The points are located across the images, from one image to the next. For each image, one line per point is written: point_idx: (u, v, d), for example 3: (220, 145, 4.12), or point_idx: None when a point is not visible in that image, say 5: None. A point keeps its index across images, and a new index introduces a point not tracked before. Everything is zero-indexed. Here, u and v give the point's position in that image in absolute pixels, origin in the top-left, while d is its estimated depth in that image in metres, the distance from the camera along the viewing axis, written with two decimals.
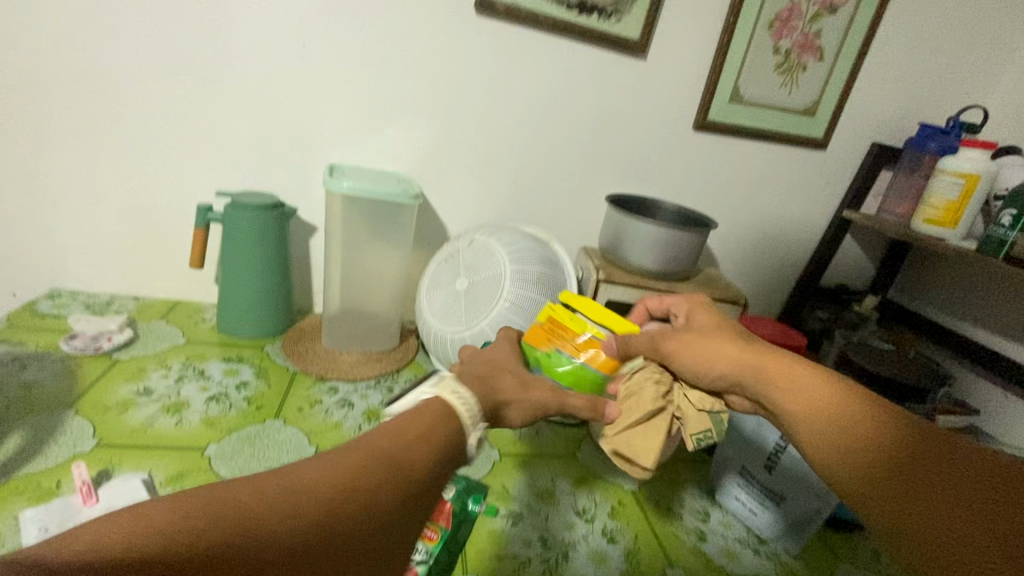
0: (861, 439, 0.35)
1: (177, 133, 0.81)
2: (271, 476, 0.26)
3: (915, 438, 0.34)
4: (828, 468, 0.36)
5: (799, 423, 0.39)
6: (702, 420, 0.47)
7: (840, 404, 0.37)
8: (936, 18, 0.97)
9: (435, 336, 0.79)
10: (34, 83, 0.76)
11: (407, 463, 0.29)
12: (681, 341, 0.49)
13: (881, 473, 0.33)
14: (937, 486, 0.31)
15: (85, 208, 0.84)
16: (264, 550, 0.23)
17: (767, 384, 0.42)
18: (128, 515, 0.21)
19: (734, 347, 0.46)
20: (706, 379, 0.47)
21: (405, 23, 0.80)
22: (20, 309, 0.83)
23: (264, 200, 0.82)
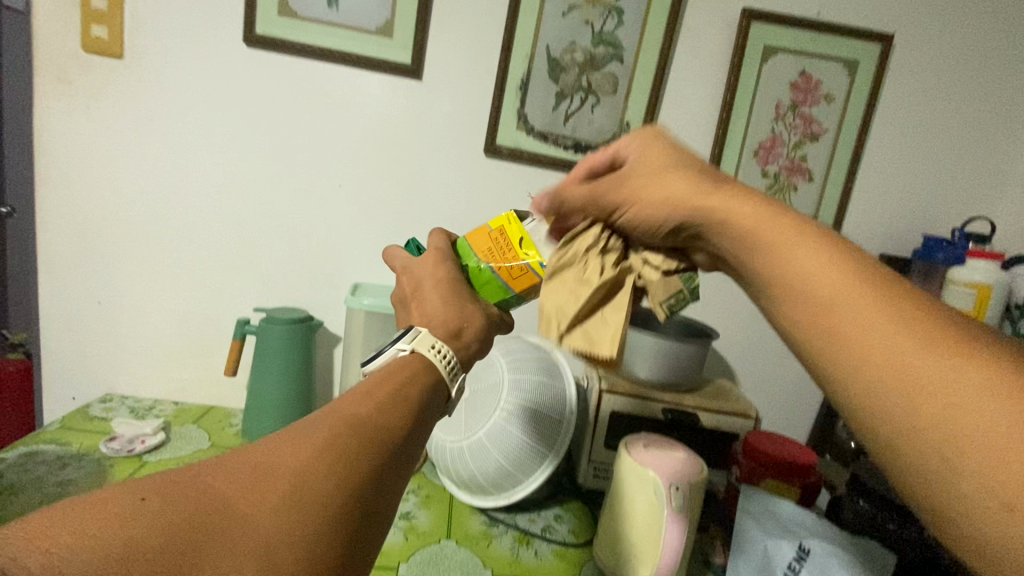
0: (858, 324, 0.36)
1: (225, 258, 0.95)
2: (250, 451, 0.32)
3: (913, 323, 0.34)
4: (837, 352, 0.36)
5: (790, 300, 0.40)
6: (668, 281, 0.50)
7: (862, 292, 0.37)
8: (923, 140, 1.01)
9: (436, 445, 0.83)
10: (119, 221, 0.92)
11: (376, 418, 0.36)
12: (638, 193, 0.48)
13: (879, 361, 0.34)
14: (934, 373, 0.32)
15: (144, 322, 0.96)
16: (255, 503, 0.29)
17: (758, 257, 0.43)
18: (131, 491, 0.28)
19: (691, 199, 0.46)
20: (658, 222, 0.48)
21: (422, 165, 0.93)
22: (74, 412, 0.93)
23: (293, 314, 0.91)
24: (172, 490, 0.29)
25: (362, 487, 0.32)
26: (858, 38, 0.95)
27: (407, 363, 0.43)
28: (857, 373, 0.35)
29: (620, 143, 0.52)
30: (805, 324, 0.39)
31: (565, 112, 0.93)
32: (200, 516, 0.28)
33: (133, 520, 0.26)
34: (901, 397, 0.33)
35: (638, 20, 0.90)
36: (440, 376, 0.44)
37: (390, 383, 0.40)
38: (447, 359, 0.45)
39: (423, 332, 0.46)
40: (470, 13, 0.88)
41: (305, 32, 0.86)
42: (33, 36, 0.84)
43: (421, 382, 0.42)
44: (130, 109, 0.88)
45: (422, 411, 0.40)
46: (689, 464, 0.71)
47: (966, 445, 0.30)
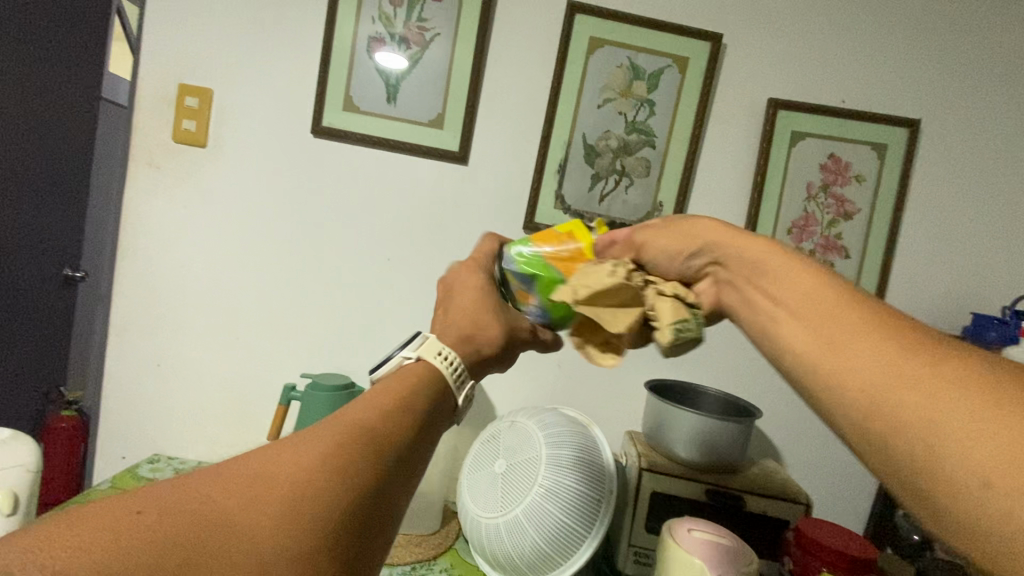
0: (826, 315, 0.40)
1: (277, 326, 1.00)
2: (250, 460, 0.34)
3: (870, 312, 0.38)
4: (809, 345, 0.40)
5: (773, 307, 0.44)
6: (680, 309, 0.51)
7: (829, 293, 0.41)
8: (960, 219, 1.02)
9: (471, 521, 0.81)
10: (185, 289, 1.00)
11: (375, 431, 0.36)
12: (661, 227, 0.56)
13: (844, 340, 0.37)
14: (888, 351, 0.35)
15: (196, 385, 1.01)
16: (245, 516, 0.31)
17: (760, 273, 0.47)
18: (132, 502, 0.31)
19: (710, 229, 0.54)
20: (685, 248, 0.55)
21: (464, 240, 0.99)
22: (123, 472, 0.96)
23: (337, 381, 0.94)
24: (173, 501, 0.31)
25: (350, 498, 0.33)
26: (884, 123, 0.99)
27: (410, 374, 0.42)
28: (839, 381, 0.36)
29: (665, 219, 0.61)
30: (793, 335, 0.41)
31: (600, 192, 0.98)
32: (194, 529, 0.30)
33: (132, 534, 0.29)
34: (878, 389, 0.34)
35: (669, 111, 0.97)
36: (446, 385, 0.42)
37: (399, 389, 0.40)
38: (453, 367, 0.43)
39: (429, 339, 0.45)
40: (513, 106, 0.97)
41: (366, 124, 0.96)
42: (132, 129, 0.96)
43: (428, 392, 0.41)
44: (207, 190, 0.98)
45: (427, 420, 0.40)
46: (734, 553, 0.69)
47: (923, 413, 0.31)
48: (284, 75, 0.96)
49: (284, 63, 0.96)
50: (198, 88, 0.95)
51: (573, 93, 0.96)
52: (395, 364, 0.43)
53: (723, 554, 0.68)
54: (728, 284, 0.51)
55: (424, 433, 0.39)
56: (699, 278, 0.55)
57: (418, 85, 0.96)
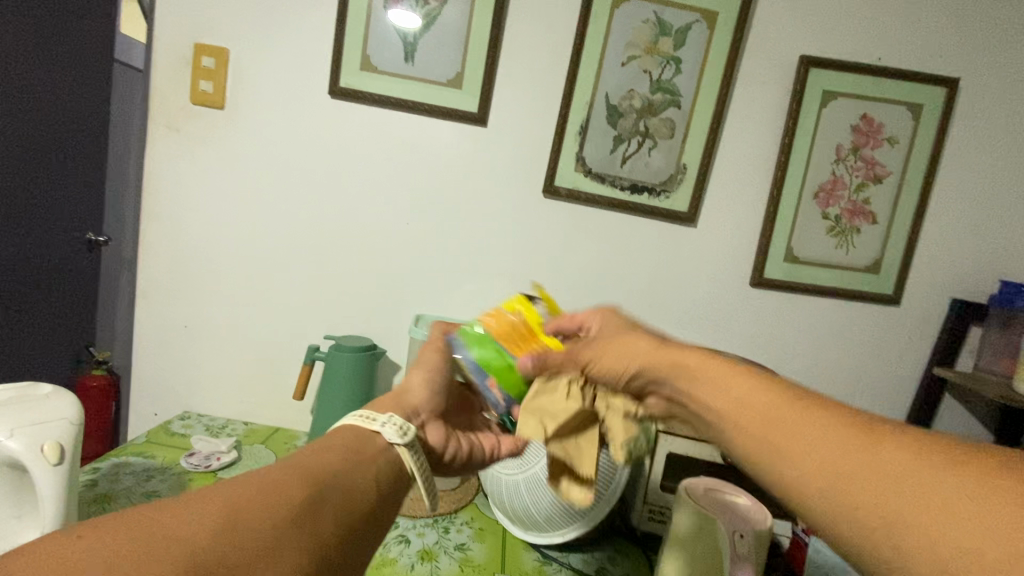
0: (773, 427, 0.37)
1: (300, 290, 1.02)
2: (184, 494, 0.34)
3: (819, 417, 0.36)
4: (771, 463, 0.37)
5: (723, 419, 0.42)
6: (631, 425, 0.58)
7: (776, 399, 0.39)
8: (997, 183, 0.98)
9: (492, 477, 0.86)
10: (208, 252, 1.01)
11: (310, 467, 0.41)
12: (598, 347, 0.56)
13: (804, 454, 0.35)
14: (854, 463, 0.32)
15: (222, 346, 1.04)
16: (194, 528, 0.31)
17: (687, 377, 0.47)
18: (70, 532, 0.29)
19: (644, 345, 0.53)
20: (624, 368, 0.53)
21: (483, 204, 0.98)
22: (157, 427, 1.00)
23: (360, 343, 0.95)
24: (116, 525, 0.30)
25: (293, 516, 0.35)
26: (923, 83, 0.95)
27: (338, 431, 0.48)
28: (816, 499, 0.34)
29: (604, 317, 0.61)
30: (742, 447, 0.39)
31: (622, 155, 0.96)
32: (144, 540, 0.29)
33: (74, 554, 0.27)
34: (840, 492, 0.32)
35: (695, 70, 0.94)
36: (369, 430, 0.49)
37: (323, 444, 0.46)
38: (403, 429, 0.50)
39: (356, 416, 0.51)
40: (533, 65, 0.94)
41: (383, 84, 0.95)
42: (151, 91, 0.96)
43: (358, 436, 0.48)
44: (227, 154, 0.98)
45: (359, 465, 0.44)
46: (749, 512, 0.71)
47: (914, 524, 0.29)
48: (300, 34, 0.94)
49: (300, 22, 0.94)
50: (215, 48, 0.94)
51: (596, 52, 0.93)
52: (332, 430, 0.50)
53: (738, 513, 0.70)
54: (672, 404, 0.50)
55: (352, 461, 0.44)
56: (646, 394, 0.54)
57: (436, 43, 0.94)
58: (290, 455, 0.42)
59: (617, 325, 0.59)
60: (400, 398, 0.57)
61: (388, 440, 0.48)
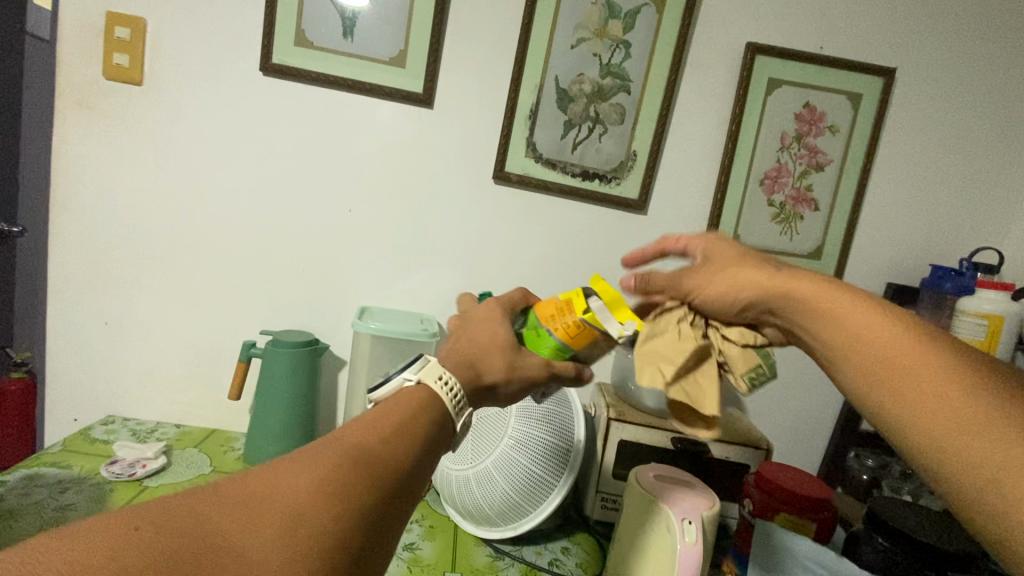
0: (906, 379, 0.39)
1: (235, 282, 0.95)
2: (246, 482, 0.34)
3: (958, 377, 0.38)
4: (898, 408, 0.39)
5: (852, 363, 0.42)
6: (752, 355, 0.53)
7: (918, 347, 0.40)
8: (928, 172, 1.02)
9: (442, 473, 0.83)
10: (130, 242, 0.93)
11: (374, 456, 0.38)
12: (702, 278, 0.54)
13: (932, 409, 0.38)
14: (995, 427, 0.35)
15: (149, 344, 0.96)
16: (250, 537, 0.31)
17: (813, 320, 0.46)
18: (128, 517, 0.30)
19: (759, 272, 0.51)
20: (736, 300, 0.52)
21: (430, 190, 0.94)
22: (76, 434, 0.92)
23: (301, 338, 0.90)
24: (168, 518, 0.30)
25: (348, 522, 0.34)
26: (861, 73, 0.97)
27: (415, 397, 0.45)
28: (942, 451, 0.37)
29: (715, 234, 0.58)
30: (868, 391, 0.41)
31: (573, 140, 0.94)
32: (197, 547, 0.29)
33: (129, 547, 0.28)
34: (977, 456, 0.35)
35: (645, 54, 0.92)
36: (445, 410, 0.45)
37: (404, 412, 0.43)
38: (453, 393, 0.46)
39: (431, 362, 0.48)
40: (481, 45, 0.91)
41: (320, 62, 0.89)
42: (56, 64, 0.86)
43: (423, 407, 0.44)
44: (148, 135, 0.89)
45: (421, 445, 0.41)
46: (699, 496, 0.70)
47: None
48: (227, 5, 0.87)
49: None
50: (129, 17, 0.86)
51: (545, 34, 0.90)
52: (398, 386, 0.47)
53: (688, 497, 0.70)
54: (789, 331, 0.49)
55: (413, 440, 0.41)
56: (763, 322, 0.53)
57: (377, 20, 0.88)
58: (350, 423, 0.41)
59: (719, 245, 0.56)
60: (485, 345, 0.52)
61: (447, 411, 0.45)
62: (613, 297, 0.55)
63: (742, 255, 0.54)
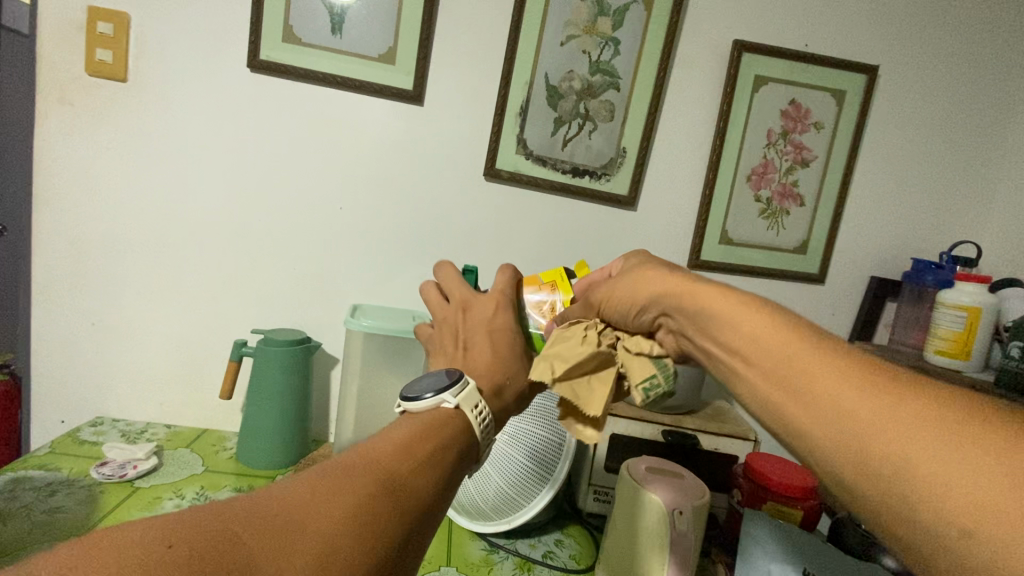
0: (793, 370, 0.42)
1: (225, 281, 0.94)
2: (278, 502, 0.34)
3: (839, 366, 0.40)
4: (788, 400, 0.41)
5: (745, 359, 0.45)
6: (647, 364, 0.56)
7: (798, 342, 0.43)
8: (910, 168, 1.04)
9: None
10: (116, 241, 0.91)
11: (404, 483, 0.39)
12: (608, 288, 0.59)
13: (812, 397, 0.40)
14: (867, 408, 0.37)
15: (137, 344, 0.95)
16: (285, 563, 0.31)
17: (709, 321, 0.49)
18: (161, 535, 0.30)
19: (661, 278, 0.55)
20: (644, 306, 0.55)
21: (421, 187, 0.94)
22: (64, 436, 0.91)
23: (293, 336, 0.90)
24: (199, 538, 0.30)
25: (374, 556, 0.34)
26: (845, 70, 0.99)
27: (446, 423, 0.47)
28: (820, 436, 0.39)
29: (630, 257, 0.62)
30: (758, 385, 0.44)
31: (563, 137, 0.95)
32: (230, 569, 0.29)
33: (163, 566, 0.28)
34: (850, 436, 0.37)
35: (633, 51, 0.93)
36: (474, 434, 0.48)
37: (431, 440, 0.44)
38: (482, 418, 0.49)
39: (469, 386, 0.50)
40: (470, 42, 0.91)
41: (309, 59, 0.88)
42: (37, 60, 0.85)
43: (445, 433, 0.46)
44: (133, 133, 0.88)
45: (446, 473, 0.43)
46: (690, 487, 0.72)
47: (911, 473, 0.34)
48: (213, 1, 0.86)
49: None
50: (111, 12, 0.84)
51: (534, 31, 0.91)
52: (435, 405, 0.48)
53: (679, 489, 0.71)
54: (683, 334, 0.53)
55: (436, 466, 0.42)
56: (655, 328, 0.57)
57: (366, 16, 0.88)
58: (376, 444, 0.42)
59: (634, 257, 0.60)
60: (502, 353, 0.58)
61: (470, 426, 0.48)
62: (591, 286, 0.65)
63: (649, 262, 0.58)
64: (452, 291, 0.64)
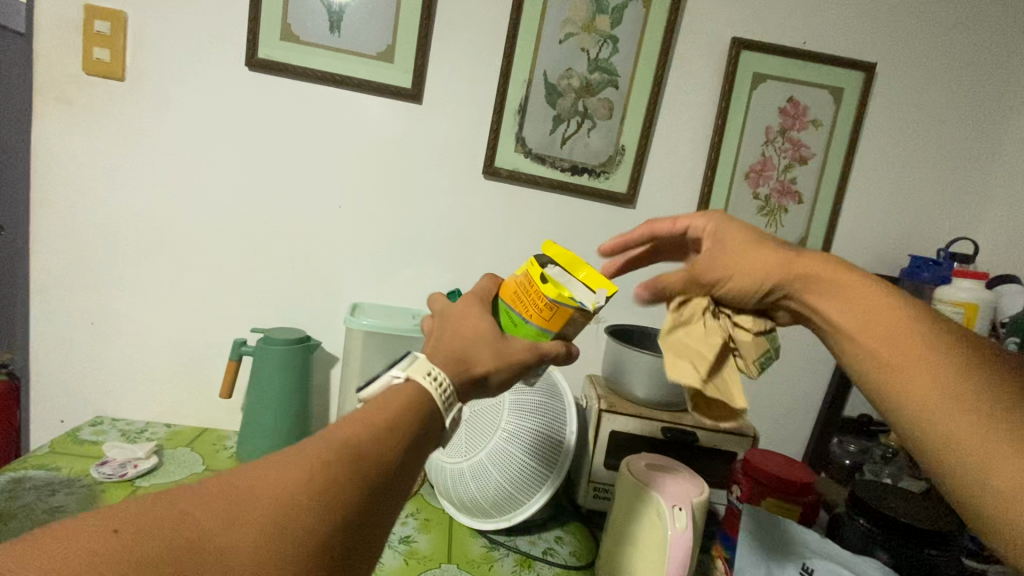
0: (909, 351, 0.42)
1: (224, 280, 0.94)
2: (232, 479, 0.34)
3: (954, 354, 0.41)
4: (897, 381, 0.42)
5: (856, 340, 0.45)
6: (762, 341, 0.54)
7: (918, 326, 0.43)
8: (908, 165, 1.05)
9: (436, 466, 0.84)
10: (115, 240, 0.91)
11: (358, 452, 0.37)
12: (720, 262, 0.54)
13: (926, 379, 0.41)
14: (985, 401, 0.38)
15: (137, 342, 0.95)
16: (229, 543, 0.31)
17: (823, 302, 0.48)
18: (108, 520, 0.31)
19: (775, 257, 0.51)
20: (760, 286, 0.51)
21: (419, 185, 0.94)
22: (64, 435, 0.91)
23: (293, 335, 0.90)
24: (147, 519, 0.31)
25: (331, 522, 0.34)
26: (843, 67, 0.99)
27: (404, 391, 0.43)
28: (929, 421, 0.40)
29: (726, 217, 0.56)
30: (866, 362, 0.44)
31: (562, 135, 0.95)
32: (173, 550, 0.30)
33: (103, 552, 0.29)
34: (965, 425, 0.38)
35: (632, 49, 0.93)
36: (436, 403, 0.43)
37: (394, 403, 0.42)
38: (442, 387, 0.44)
39: (420, 358, 0.46)
40: (470, 39, 0.90)
41: (307, 57, 0.88)
42: (34, 60, 0.84)
43: (411, 396, 0.43)
44: (132, 132, 0.88)
45: (410, 439, 0.41)
46: (689, 483, 0.72)
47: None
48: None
49: None
50: (109, 10, 0.84)
51: (533, 29, 0.91)
52: (386, 383, 0.45)
53: (680, 486, 0.71)
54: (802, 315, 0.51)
55: (399, 432, 0.40)
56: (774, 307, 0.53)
57: (364, 14, 0.88)
58: (339, 415, 0.41)
59: (737, 224, 0.55)
60: (464, 339, 0.50)
61: (430, 398, 0.43)
62: (568, 260, 0.57)
63: (762, 236, 0.53)
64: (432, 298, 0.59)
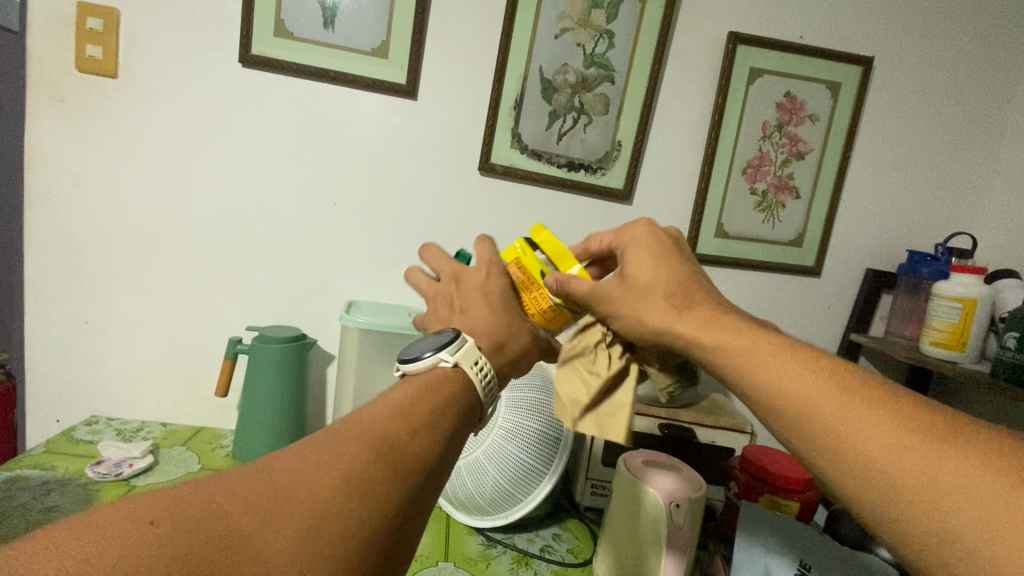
0: (819, 421, 0.41)
1: (219, 278, 0.94)
2: (270, 474, 0.34)
3: (864, 417, 0.39)
4: (819, 454, 0.41)
5: (771, 411, 0.44)
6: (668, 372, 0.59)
7: (822, 392, 0.42)
8: (905, 160, 1.04)
9: None
10: (109, 239, 0.91)
11: (399, 449, 0.38)
12: (622, 303, 0.55)
13: (841, 452, 0.39)
14: (904, 468, 0.36)
15: (133, 340, 0.95)
16: (272, 540, 0.30)
17: (729, 363, 0.48)
18: (144, 512, 0.29)
19: (671, 308, 0.52)
20: (649, 336, 0.53)
21: (415, 182, 0.94)
22: (59, 435, 0.91)
23: (289, 333, 0.90)
24: (184, 513, 0.29)
25: (373, 522, 0.34)
26: (840, 62, 0.98)
27: (442, 384, 0.45)
28: (857, 497, 0.38)
29: (629, 253, 0.56)
30: (787, 433, 0.43)
31: (558, 131, 0.94)
32: (216, 546, 0.29)
33: (144, 545, 0.27)
34: (890, 498, 0.37)
35: (628, 44, 0.93)
36: (472, 393, 0.47)
37: (427, 402, 0.43)
38: (485, 376, 0.48)
39: (467, 343, 0.49)
40: (465, 35, 0.90)
41: (300, 53, 0.87)
42: (26, 58, 0.84)
43: (445, 393, 0.44)
44: (124, 129, 0.87)
45: (446, 438, 0.41)
46: (688, 482, 0.72)
47: (957, 535, 0.34)
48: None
49: None
50: (101, 7, 0.83)
51: (529, 22, 0.90)
52: (432, 365, 0.47)
53: (676, 483, 0.70)
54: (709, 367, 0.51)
55: (433, 433, 0.41)
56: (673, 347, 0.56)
57: (358, 10, 0.87)
58: (374, 411, 0.40)
59: (643, 258, 0.55)
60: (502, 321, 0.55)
61: (471, 383, 0.47)
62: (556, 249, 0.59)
63: (662, 277, 0.54)
64: (438, 269, 0.61)
